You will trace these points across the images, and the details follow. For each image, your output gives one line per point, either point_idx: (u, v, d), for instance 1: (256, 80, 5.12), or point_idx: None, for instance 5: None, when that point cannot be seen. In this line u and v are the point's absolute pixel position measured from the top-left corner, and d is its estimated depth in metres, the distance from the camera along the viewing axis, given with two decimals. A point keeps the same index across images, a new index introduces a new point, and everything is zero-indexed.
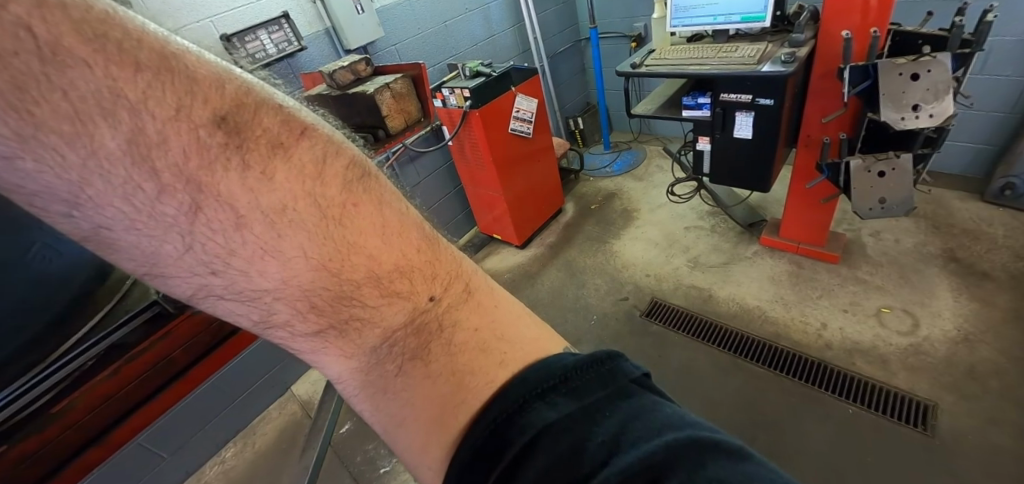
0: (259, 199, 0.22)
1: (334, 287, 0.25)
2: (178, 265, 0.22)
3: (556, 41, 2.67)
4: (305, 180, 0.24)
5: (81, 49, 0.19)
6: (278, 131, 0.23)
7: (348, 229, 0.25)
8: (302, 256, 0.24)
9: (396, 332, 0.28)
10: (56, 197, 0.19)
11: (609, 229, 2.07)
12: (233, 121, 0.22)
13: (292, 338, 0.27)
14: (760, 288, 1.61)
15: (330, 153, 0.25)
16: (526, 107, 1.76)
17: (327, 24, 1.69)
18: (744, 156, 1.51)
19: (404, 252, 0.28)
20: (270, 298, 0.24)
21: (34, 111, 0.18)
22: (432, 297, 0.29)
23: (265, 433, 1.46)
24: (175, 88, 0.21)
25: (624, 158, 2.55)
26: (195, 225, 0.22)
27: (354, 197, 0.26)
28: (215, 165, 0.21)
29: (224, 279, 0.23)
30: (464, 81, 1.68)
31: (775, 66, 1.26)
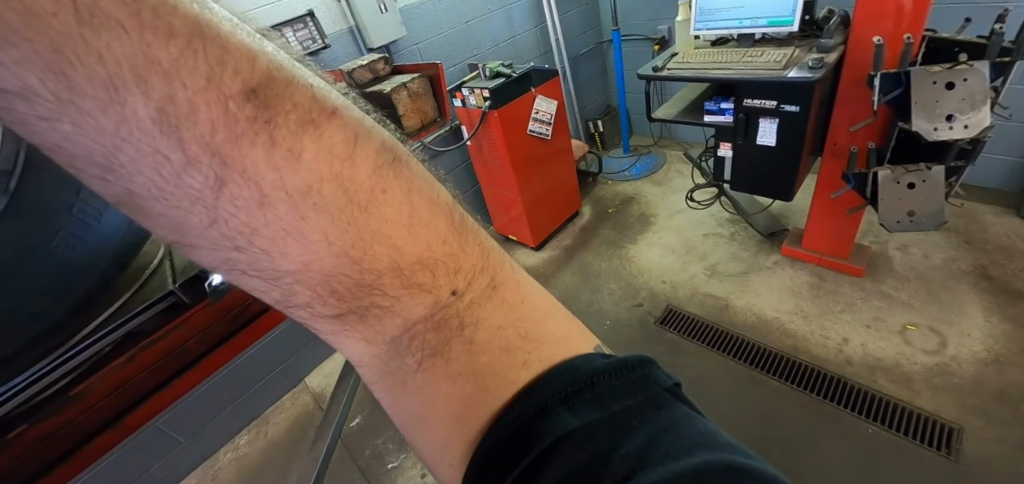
0: (284, 179, 0.20)
1: (355, 275, 0.24)
2: (203, 237, 0.21)
3: (578, 43, 2.66)
4: (334, 161, 0.22)
5: (119, 12, 0.16)
6: (310, 108, 0.21)
7: (371, 215, 0.23)
8: (323, 241, 0.22)
9: (417, 323, 0.27)
10: (87, 166, 0.18)
11: (626, 233, 2.05)
12: (264, 95, 0.20)
13: (312, 318, 0.26)
14: (780, 299, 1.57)
15: (361, 136, 0.23)
16: (546, 108, 1.75)
17: (351, 23, 1.71)
18: (768, 163, 1.47)
19: (428, 243, 0.26)
20: (291, 279, 0.23)
21: (72, 74, 0.16)
22: (455, 292, 0.28)
23: (278, 423, 1.53)
24: (207, 56, 0.18)
25: (644, 162, 2.52)
26: (219, 201, 0.20)
27: (384, 184, 0.24)
28: (245, 141, 0.19)
29: (247, 256, 0.22)
30: (484, 81, 1.68)
31: (802, 72, 1.23)
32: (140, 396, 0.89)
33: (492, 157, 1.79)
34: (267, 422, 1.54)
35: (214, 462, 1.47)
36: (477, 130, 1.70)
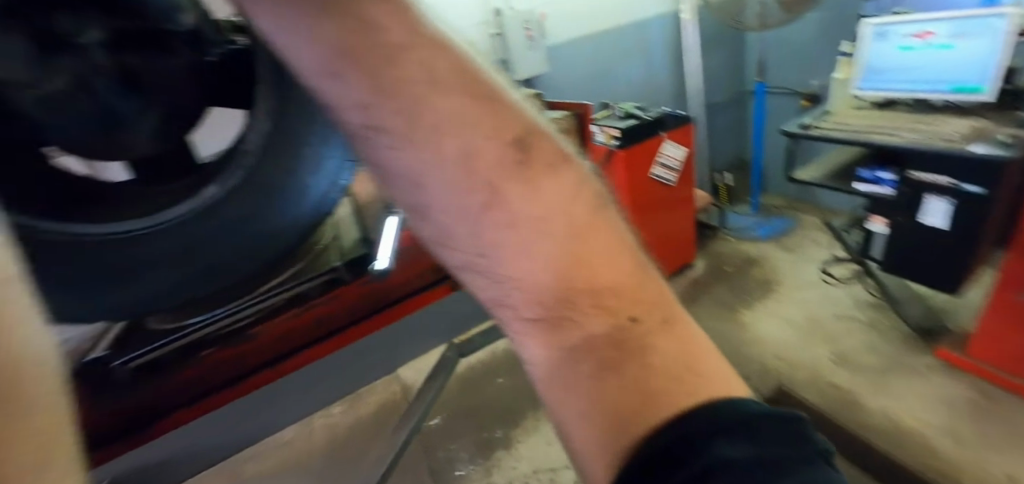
0: (530, 207, 0.26)
1: (562, 289, 0.28)
2: (464, 243, 0.26)
3: (717, 91, 2.59)
4: (562, 196, 0.26)
5: (452, 79, 0.23)
6: (552, 153, 0.26)
7: (581, 243, 0.27)
8: (544, 255, 0.27)
9: (596, 337, 0.29)
10: (403, 184, 0.24)
11: (741, 296, 1.90)
12: (524, 141, 0.25)
13: (512, 319, 0.31)
14: (928, 409, 1.32)
15: (581, 177, 0.28)
16: (673, 153, 1.73)
17: (502, 57, 1.97)
18: (933, 250, 1.27)
19: (621, 274, 0.29)
20: (512, 285, 0.28)
21: (419, 125, 0.23)
22: (634, 317, 0.29)
23: (369, 403, 1.68)
24: (496, 109, 0.24)
25: (773, 224, 2.32)
26: (481, 218, 0.25)
27: (596, 220, 0.28)
28: (507, 176, 0.25)
29: (487, 263, 0.27)
30: (615, 120, 1.72)
31: (990, 148, 1.09)
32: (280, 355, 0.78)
33: None
34: (360, 401, 1.70)
35: (310, 423, 1.65)
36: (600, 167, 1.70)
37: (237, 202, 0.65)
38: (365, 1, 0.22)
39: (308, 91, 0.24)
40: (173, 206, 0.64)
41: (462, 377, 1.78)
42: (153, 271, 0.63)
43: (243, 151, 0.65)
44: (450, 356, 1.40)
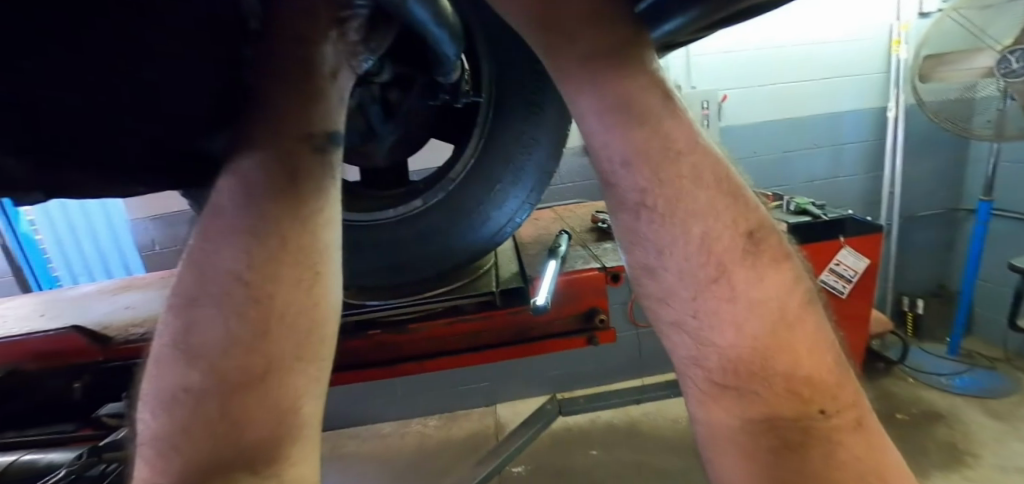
0: (748, 286, 0.31)
1: (760, 365, 0.30)
2: (678, 302, 0.32)
3: (920, 203, 2.23)
4: (779, 287, 0.32)
5: (706, 182, 0.33)
6: (776, 252, 0.33)
7: (792, 330, 0.31)
8: (751, 334, 0.30)
9: (784, 419, 0.30)
10: (649, 247, 0.33)
11: (915, 454, 1.52)
12: (756, 236, 0.33)
13: (696, 379, 0.32)
14: None
15: (797, 277, 0.33)
16: (851, 263, 1.53)
17: None
18: None
19: (821, 368, 0.32)
20: (713, 350, 0.31)
21: (678, 211, 0.33)
22: (825, 411, 0.31)
23: (462, 427, 1.75)
24: (735, 208, 0.33)
25: (979, 377, 1.84)
26: (702, 285, 0.31)
27: (804, 314, 0.32)
28: (735, 258, 0.32)
29: (695, 323, 0.32)
30: (784, 213, 1.59)
31: None
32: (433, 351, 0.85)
33: None
34: (456, 422, 1.77)
35: (409, 426, 1.78)
36: None
37: (437, 217, 0.79)
38: (663, 125, 0.33)
39: (602, 179, 0.35)
40: (386, 210, 0.81)
41: (556, 432, 1.77)
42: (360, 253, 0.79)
43: (447, 178, 0.79)
44: (551, 410, 1.41)
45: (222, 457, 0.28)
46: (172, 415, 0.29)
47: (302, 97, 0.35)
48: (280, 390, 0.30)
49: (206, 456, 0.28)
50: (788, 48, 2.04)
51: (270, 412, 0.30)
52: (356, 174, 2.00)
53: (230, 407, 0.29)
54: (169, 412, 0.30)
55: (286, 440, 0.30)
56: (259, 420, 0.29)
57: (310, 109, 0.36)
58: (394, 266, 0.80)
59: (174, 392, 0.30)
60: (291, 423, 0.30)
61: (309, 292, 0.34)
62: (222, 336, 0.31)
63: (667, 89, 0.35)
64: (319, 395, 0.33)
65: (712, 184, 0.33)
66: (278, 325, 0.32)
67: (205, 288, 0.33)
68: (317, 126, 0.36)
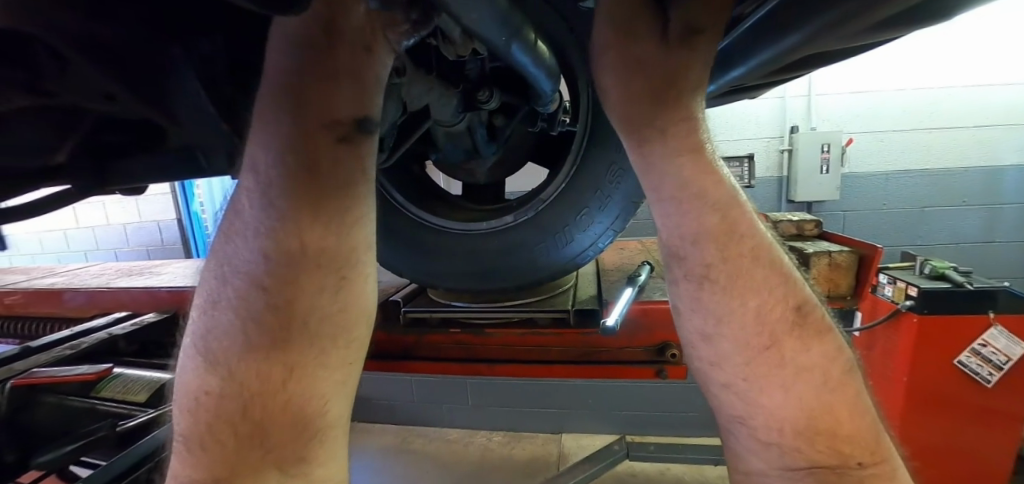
0: (796, 356, 0.37)
1: (804, 427, 0.36)
2: (731, 367, 0.38)
3: None
4: (825, 358, 0.37)
5: (762, 258, 0.39)
6: (821, 327, 0.39)
7: (833, 394, 0.37)
8: (797, 399, 0.36)
9: (825, 475, 0.35)
10: (707, 316, 0.39)
11: None
12: (804, 312, 0.39)
13: (745, 436, 0.38)
14: None
15: (839, 350, 0.39)
16: (1002, 347, 1.27)
17: (782, 174, 1.91)
18: None
19: (860, 431, 0.36)
20: (761, 411, 0.37)
21: (737, 285, 0.38)
22: (860, 462, 0.35)
23: (523, 449, 1.76)
24: (786, 284, 0.39)
25: None
26: (755, 350, 0.37)
27: (844, 382, 0.37)
28: (787, 331, 0.38)
29: (745, 386, 0.37)
30: (916, 277, 1.39)
31: None
32: (503, 358, 0.91)
33: (883, 367, 1.42)
34: (518, 442, 1.80)
35: (473, 437, 1.84)
36: (878, 324, 1.40)
37: (524, 233, 0.84)
38: (727, 205, 0.40)
39: (668, 238, 0.42)
40: (479, 223, 0.88)
41: (618, 473, 1.70)
42: (450, 259, 0.88)
43: (538, 198, 0.84)
44: (617, 451, 1.37)
45: (246, 451, 0.30)
46: (196, 413, 0.31)
47: (324, 81, 0.30)
48: (300, 397, 0.32)
49: (230, 456, 0.30)
50: (935, 92, 1.81)
51: (291, 416, 0.32)
52: (459, 189, 2.20)
53: (253, 413, 0.31)
54: (192, 413, 0.31)
55: (308, 443, 0.32)
56: (284, 423, 0.31)
57: (332, 90, 0.31)
58: (481, 271, 0.87)
59: (195, 391, 0.31)
60: (314, 426, 0.32)
61: (334, 301, 0.34)
62: (242, 343, 0.31)
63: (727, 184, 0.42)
64: (344, 398, 0.35)
65: (767, 261, 0.39)
66: (304, 333, 0.33)
67: (227, 288, 0.33)
68: (346, 113, 0.32)
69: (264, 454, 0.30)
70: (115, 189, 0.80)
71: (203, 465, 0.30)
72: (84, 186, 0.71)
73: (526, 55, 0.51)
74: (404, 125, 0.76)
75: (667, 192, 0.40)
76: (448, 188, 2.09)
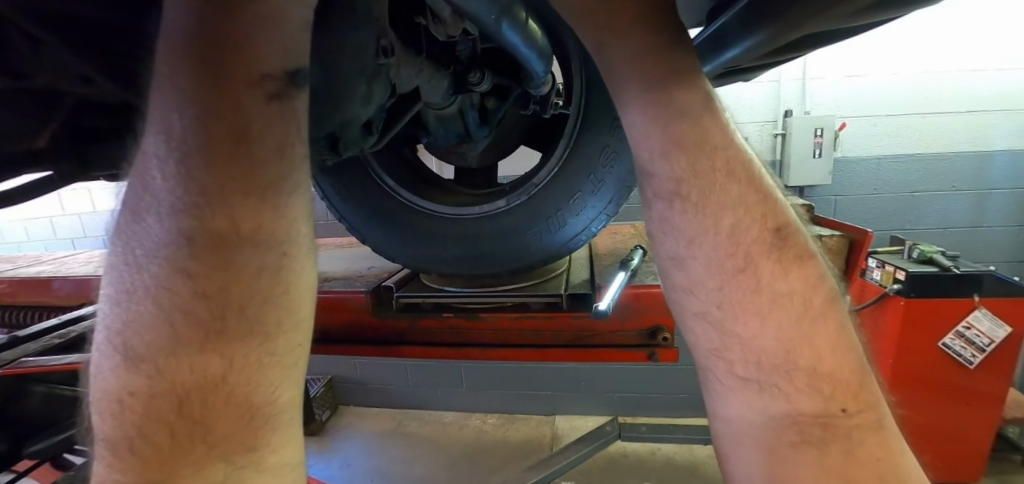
0: (772, 282, 0.33)
1: (780, 359, 0.32)
2: (705, 294, 0.35)
3: None
4: (807, 288, 0.34)
5: (737, 175, 0.35)
6: (803, 252, 0.35)
7: (814, 324, 0.33)
8: (775, 329, 0.33)
9: (804, 416, 0.32)
10: (679, 238, 0.36)
11: None
12: (786, 237, 0.35)
13: (719, 370, 0.34)
14: None
15: (824, 280, 0.35)
16: (985, 329, 1.31)
17: (775, 157, 1.91)
18: None
19: (843, 364, 0.33)
20: (737, 342, 0.33)
21: (710, 203, 0.35)
22: (843, 409, 0.32)
23: (513, 432, 1.75)
24: (765, 205, 0.35)
25: None
26: (729, 276, 0.34)
27: (827, 311, 0.34)
28: (762, 254, 0.34)
29: (719, 314, 0.34)
30: (904, 261, 1.40)
31: None
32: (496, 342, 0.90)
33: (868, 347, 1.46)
34: (512, 424, 1.83)
35: (466, 419, 1.85)
36: (865, 307, 1.43)
37: (517, 217, 0.84)
38: (703, 117, 0.35)
39: (640, 170, 0.37)
40: (471, 207, 0.88)
41: (611, 455, 1.73)
42: (444, 243, 0.87)
43: (532, 182, 0.84)
44: (610, 432, 1.39)
45: (186, 451, 0.26)
46: (120, 419, 0.26)
47: (249, 32, 0.29)
48: (247, 384, 0.28)
49: (167, 459, 0.25)
50: (927, 77, 1.81)
51: (239, 407, 0.27)
52: (451, 173, 2.19)
53: (190, 408, 0.26)
54: (114, 418, 0.26)
55: (262, 432, 0.28)
56: (228, 416, 0.27)
57: (256, 41, 0.29)
58: (475, 256, 0.86)
59: (116, 396, 0.26)
60: (264, 414, 0.28)
61: (275, 275, 0.31)
62: (168, 333, 0.27)
63: (708, 93, 0.37)
64: (294, 383, 0.31)
65: (744, 180, 0.35)
66: (241, 309, 0.29)
67: (141, 273, 0.28)
68: (278, 66, 0.31)
69: (207, 451, 0.26)
70: (99, 176, 0.78)
71: (127, 476, 0.25)
72: (68, 173, 0.69)
73: (516, 34, 0.50)
74: (391, 112, 0.74)
75: (634, 106, 0.35)
76: (440, 173, 2.07)
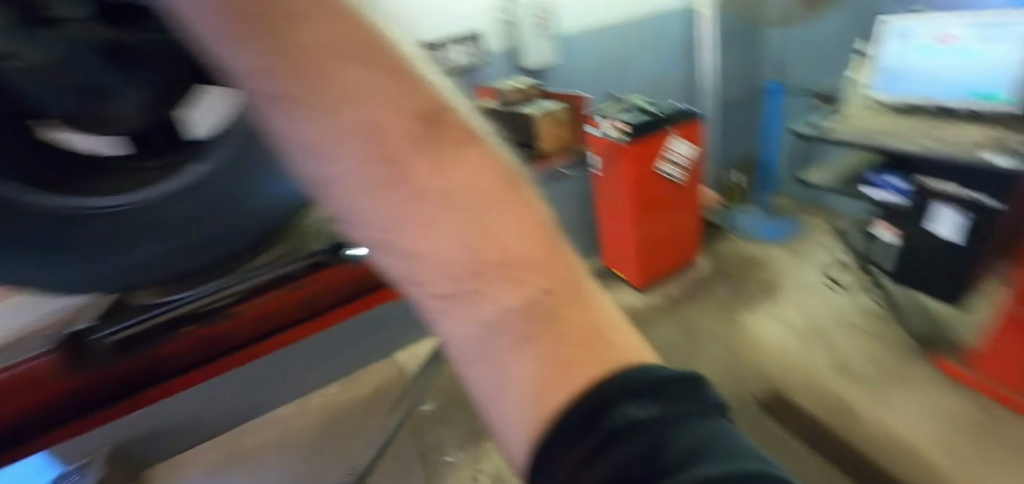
0: (422, 144, 0.18)
1: (455, 254, 0.19)
2: (330, 201, 0.19)
3: (733, 88, 2.46)
4: (457, 118, 0.23)
5: None
6: (438, 68, 0.23)
7: (493, 183, 0.19)
8: (448, 210, 0.18)
9: (504, 312, 0.19)
10: (263, 123, 0.19)
11: (744, 299, 1.92)
12: (408, 50, 0.22)
13: (393, 300, 0.21)
14: (921, 422, 1.34)
15: (485, 108, 0.25)
16: (682, 151, 1.76)
17: (508, 45, 1.91)
18: (941, 256, 1.27)
19: (546, 228, 0.21)
20: (393, 253, 0.19)
21: None
22: (557, 285, 0.20)
23: (363, 384, 1.76)
24: (380, 17, 0.20)
25: (781, 226, 2.33)
26: (355, 165, 0.19)
27: (511, 163, 0.22)
28: (395, 96, 0.19)
29: (360, 228, 0.19)
30: (625, 114, 1.71)
31: (1009, 160, 1.06)
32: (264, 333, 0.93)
33: (617, 190, 1.82)
34: (356, 382, 1.76)
35: (305, 401, 1.70)
36: (608, 160, 1.76)
37: (224, 183, 0.74)
38: None
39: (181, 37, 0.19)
40: (162, 180, 0.70)
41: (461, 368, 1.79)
42: (149, 237, 0.71)
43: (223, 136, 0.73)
44: None
45: None
46: None
47: None
48: None
49: None
50: None
51: None
52: None
53: None
54: None
55: None
56: None
57: None
58: (197, 238, 0.75)
59: None
60: None
61: None
62: None
63: None
64: None
65: None
66: None
67: None
68: None
69: None
70: None
71: None
72: None
73: None
74: None
75: None
76: None
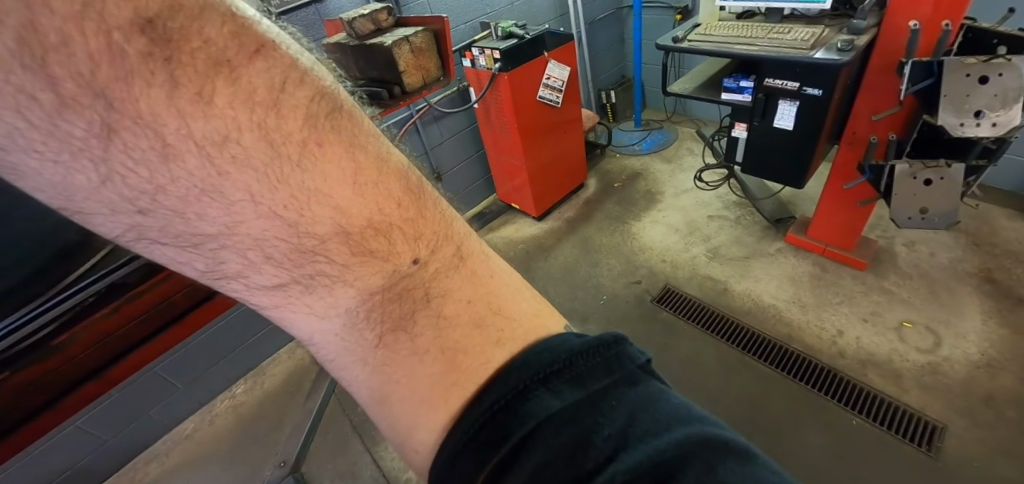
0: (191, 127, 0.20)
1: (293, 240, 0.24)
2: (97, 199, 0.20)
3: (599, 6, 2.46)
4: (255, 107, 0.22)
5: None
6: (221, 47, 0.21)
7: (307, 175, 0.23)
8: (252, 202, 0.22)
9: (376, 292, 0.27)
10: None
11: (631, 209, 2.08)
12: (162, 26, 0.19)
13: (250, 291, 0.25)
14: (778, 286, 1.61)
15: (292, 80, 0.23)
16: (557, 75, 1.74)
17: None
18: (783, 147, 1.45)
19: (383, 206, 0.26)
20: (215, 245, 0.23)
21: None
22: (417, 261, 0.28)
23: (274, 375, 1.66)
24: None
25: (654, 137, 2.51)
26: (110, 152, 0.20)
27: (319, 136, 0.24)
28: (136, 80, 0.19)
29: (155, 220, 0.22)
30: (495, 42, 1.64)
31: (829, 54, 1.19)
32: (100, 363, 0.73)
33: (500, 123, 1.79)
34: (264, 374, 1.67)
35: (211, 409, 1.59)
36: (486, 91, 1.70)
37: None
38: None
39: None
40: None
41: None
42: None
43: None
44: None
45: None
46: None
47: None
48: None
49: None
50: None
51: None
52: None
53: None
54: None
55: None
56: None
57: None
58: None
59: None
60: None
61: None
62: None
63: None
64: None
65: None
66: None
67: None
68: None
69: None
70: None
71: None
72: None
73: None
74: None
75: None
76: None
